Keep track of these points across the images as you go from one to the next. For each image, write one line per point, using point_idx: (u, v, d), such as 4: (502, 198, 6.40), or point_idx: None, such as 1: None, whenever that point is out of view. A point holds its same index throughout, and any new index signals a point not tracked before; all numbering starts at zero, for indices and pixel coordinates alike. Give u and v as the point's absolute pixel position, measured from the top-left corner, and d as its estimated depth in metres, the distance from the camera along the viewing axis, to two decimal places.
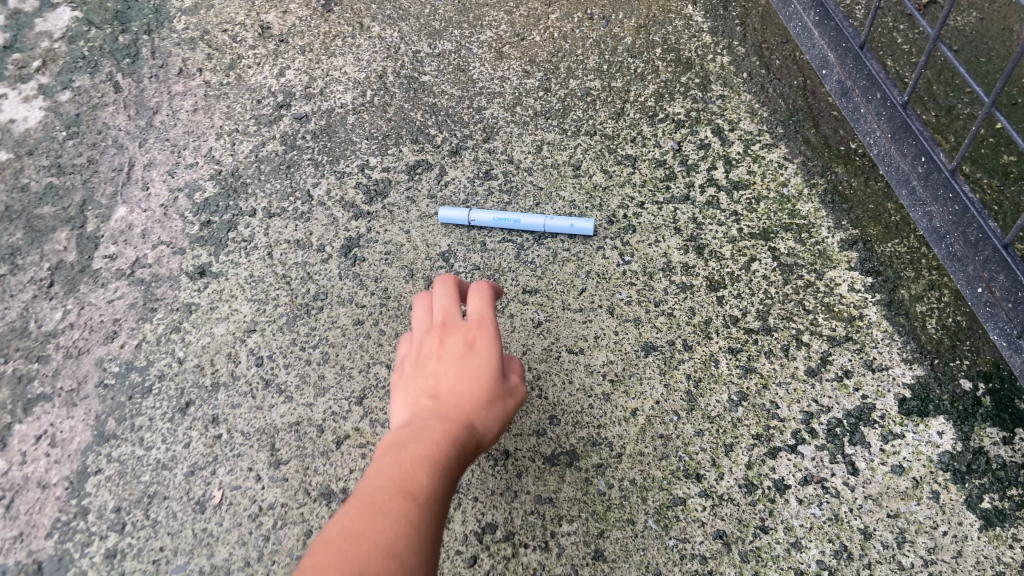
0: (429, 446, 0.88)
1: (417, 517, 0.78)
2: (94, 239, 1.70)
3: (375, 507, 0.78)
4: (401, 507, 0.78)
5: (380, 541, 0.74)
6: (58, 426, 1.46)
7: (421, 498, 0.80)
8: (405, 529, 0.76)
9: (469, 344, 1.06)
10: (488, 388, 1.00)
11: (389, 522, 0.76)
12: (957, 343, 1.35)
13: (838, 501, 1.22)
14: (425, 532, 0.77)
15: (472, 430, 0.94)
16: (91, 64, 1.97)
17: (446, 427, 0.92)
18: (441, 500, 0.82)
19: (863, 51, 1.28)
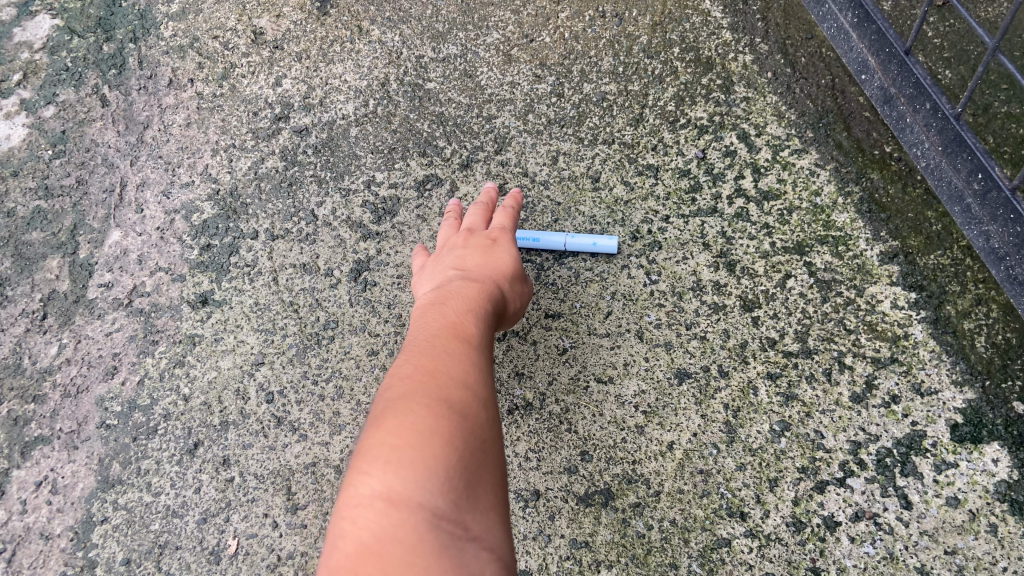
0: (466, 311, 1.14)
1: (472, 354, 1.04)
2: (87, 266, 1.61)
3: (434, 369, 0.98)
4: (451, 362, 1.00)
5: (448, 378, 0.96)
6: (59, 471, 1.38)
7: (469, 346, 1.05)
8: (464, 371, 0.99)
9: (494, 240, 1.36)
10: (510, 268, 1.31)
11: (447, 369, 0.98)
12: (1008, 362, 1.28)
13: (892, 539, 1.16)
14: (479, 369, 1.02)
15: (496, 297, 1.24)
16: (75, 77, 1.86)
17: (479, 295, 1.20)
18: (482, 345, 1.08)
19: (909, 58, 1.22)
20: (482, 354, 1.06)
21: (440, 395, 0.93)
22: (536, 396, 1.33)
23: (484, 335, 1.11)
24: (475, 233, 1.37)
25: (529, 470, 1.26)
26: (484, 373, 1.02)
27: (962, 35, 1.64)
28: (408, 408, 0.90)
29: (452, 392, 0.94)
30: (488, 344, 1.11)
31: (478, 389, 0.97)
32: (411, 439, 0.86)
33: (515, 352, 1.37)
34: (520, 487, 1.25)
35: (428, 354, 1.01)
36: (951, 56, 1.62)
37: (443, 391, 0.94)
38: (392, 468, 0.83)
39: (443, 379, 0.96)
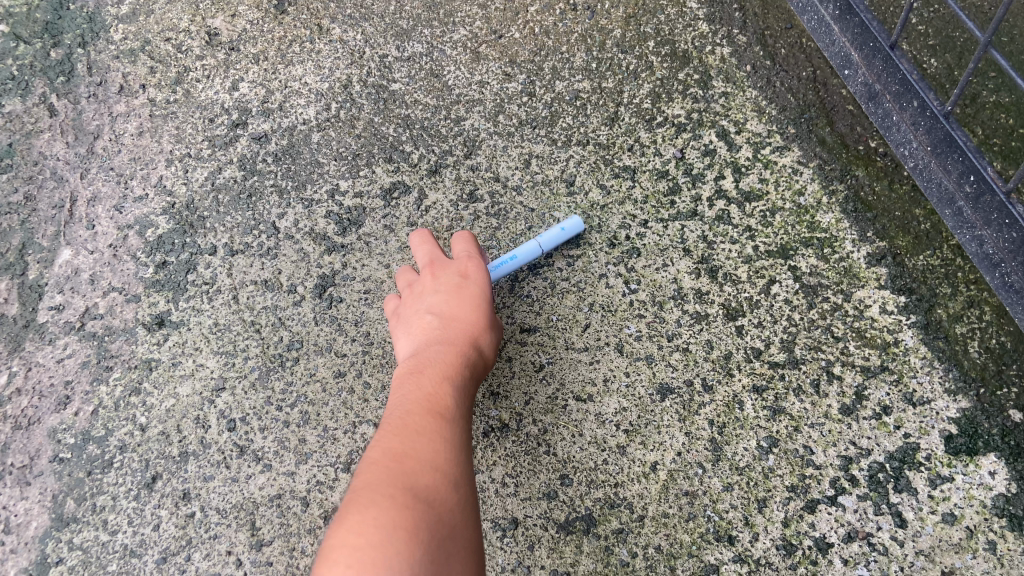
0: (444, 376, 1.06)
1: (446, 430, 0.97)
2: (37, 289, 1.52)
3: (403, 454, 0.90)
4: (423, 445, 0.92)
5: (418, 467, 0.89)
6: (11, 509, 1.30)
7: (444, 422, 0.98)
8: (436, 455, 0.92)
9: (470, 282, 1.24)
10: (489, 320, 1.21)
11: (417, 455, 0.91)
12: (1003, 368, 1.23)
13: (887, 560, 1.11)
14: (454, 449, 0.95)
15: (475, 355, 1.14)
16: (20, 85, 1.76)
17: (457, 355, 1.11)
18: (457, 418, 1.01)
19: (895, 52, 1.15)
20: (458, 431, 0.98)
21: (407, 487, 0.86)
22: (512, 417, 1.26)
23: (461, 405, 1.04)
24: (448, 275, 1.26)
25: (506, 497, 1.20)
26: (459, 455, 0.95)
27: (947, 21, 1.58)
28: (374, 500, 0.82)
29: (420, 482, 0.87)
30: (465, 415, 1.03)
31: (449, 476, 0.90)
32: (376, 535, 0.78)
33: (489, 370, 1.30)
34: (497, 516, 1.19)
35: (398, 435, 0.94)
36: (936, 43, 1.56)
37: (410, 482, 0.87)
38: (358, 567, 0.74)
39: (412, 468, 0.89)
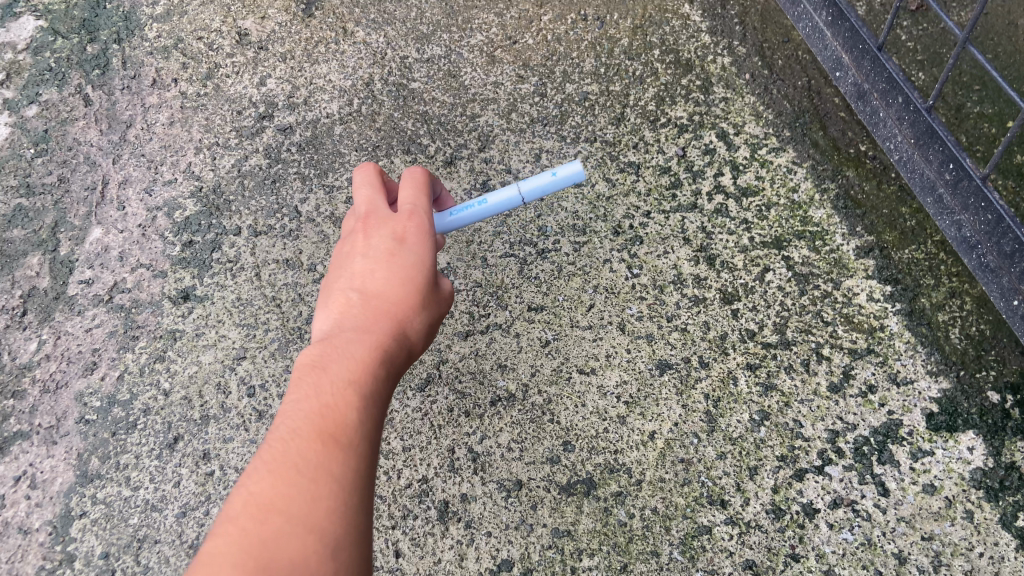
0: (351, 382, 0.87)
1: (336, 464, 0.80)
2: (68, 263, 1.59)
3: (270, 509, 0.75)
4: (300, 493, 0.77)
5: (286, 529, 0.74)
6: (38, 466, 1.36)
7: (340, 450, 0.81)
8: (316, 504, 0.77)
9: (406, 248, 0.99)
10: (427, 296, 0.98)
11: (292, 508, 0.76)
12: (982, 353, 1.31)
13: (870, 525, 1.17)
14: (343, 487, 0.79)
15: (399, 348, 0.94)
16: (58, 77, 1.86)
17: (375, 350, 0.91)
18: (359, 440, 0.83)
19: (882, 55, 1.28)
20: (356, 459, 0.82)
21: (265, 566, 0.72)
22: (519, 388, 1.33)
23: (368, 418, 0.86)
24: (382, 233, 1.00)
25: (512, 460, 1.27)
26: (348, 495, 0.79)
27: (934, 38, 1.68)
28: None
29: (282, 554, 0.73)
30: (373, 427, 0.86)
31: (328, 534, 0.76)
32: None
33: (498, 344, 1.38)
34: (502, 477, 1.25)
35: (274, 476, 0.78)
36: (924, 58, 1.65)
37: (270, 554, 0.73)
38: None
39: (279, 531, 0.74)
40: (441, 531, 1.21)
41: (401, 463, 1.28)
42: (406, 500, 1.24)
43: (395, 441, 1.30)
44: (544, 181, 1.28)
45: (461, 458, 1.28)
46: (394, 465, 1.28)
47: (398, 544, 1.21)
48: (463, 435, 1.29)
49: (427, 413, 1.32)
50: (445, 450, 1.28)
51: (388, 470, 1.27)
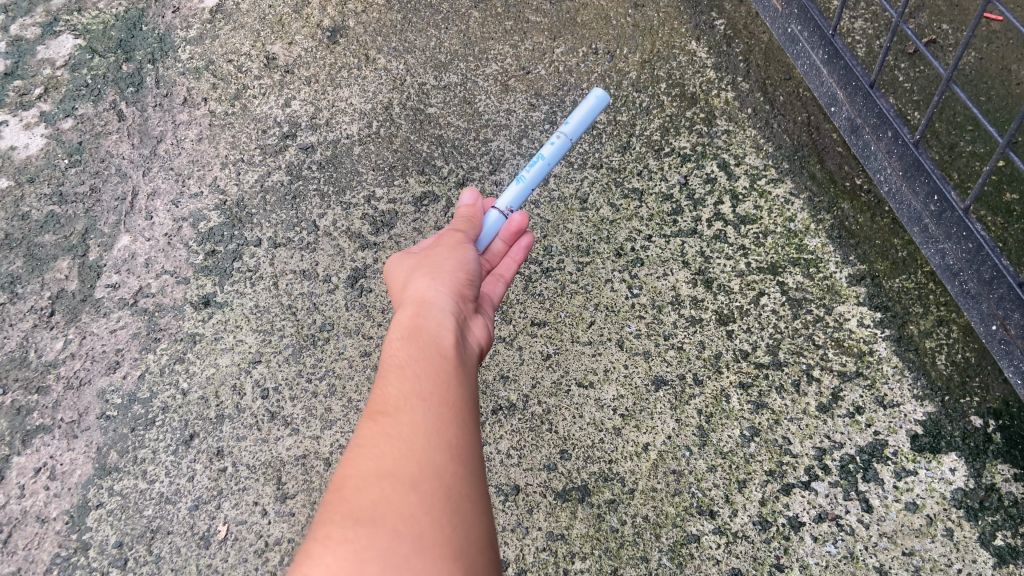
0: (395, 362, 0.91)
1: (390, 425, 0.82)
2: (95, 268, 1.66)
3: (345, 480, 0.78)
4: (367, 456, 0.79)
5: (362, 485, 0.76)
6: (58, 458, 1.42)
7: (393, 412, 0.84)
8: (383, 459, 0.78)
9: (408, 273, 1.16)
10: (436, 274, 1.10)
11: (362, 470, 0.78)
12: (966, 380, 1.36)
13: (853, 539, 1.22)
14: (410, 436, 0.80)
15: (436, 313, 1.00)
16: (94, 93, 1.96)
17: (411, 324, 0.98)
18: (409, 396, 0.85)
19: (873, 91, 1.41)
20: (416, 410, 0.83)
21: (348, 517, 0.73)
22: (520, 398, 1.39)
23: (421, 374, 0.88)
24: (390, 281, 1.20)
25: (510, 466, 1.32)
26: (415, 441, 0.80)
27: (930, 79, 1.75)
28: (314, 550, 0.71)
29: (363, 505, 0.74)
30: (432, 378, 0.88)
31: (403, 475, 0.77)
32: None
33: (501, 356, 1.44)
34: (501, 482, 1.31)
35: (346, 459, 0.81)
36: (920, 99, 1.72)
37: (353, 507, 0.74)
38: None
39: (355, 489, 0.76)
40: None
41: None
42: None
43: None
44: (581, 112, 1.46)
45: None
46: None
47: None
48: None
49: None
50: None
51: None
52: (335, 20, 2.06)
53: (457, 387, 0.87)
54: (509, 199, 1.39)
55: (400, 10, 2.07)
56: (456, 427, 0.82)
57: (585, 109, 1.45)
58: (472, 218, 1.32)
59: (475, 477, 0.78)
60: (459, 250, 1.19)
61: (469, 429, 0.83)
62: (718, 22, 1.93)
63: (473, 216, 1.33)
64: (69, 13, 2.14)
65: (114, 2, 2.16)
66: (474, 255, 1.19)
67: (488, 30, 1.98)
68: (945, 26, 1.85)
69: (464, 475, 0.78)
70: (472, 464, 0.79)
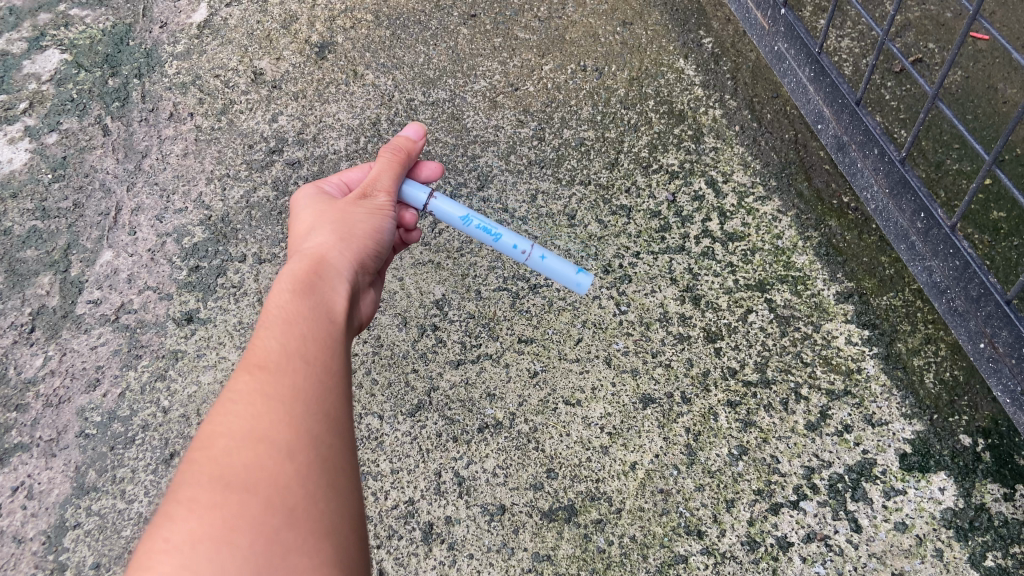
0: (283, 320, 0.94)
1: (269, 383, 0.85)
2: (77, 284, 1.64)
3: (215, 437, 0.80)
4: (240, 415, 0.82)
5: (234, 445, 0.79)
6: (36, 477, 1.39)
7: (274, 370, 0.87)
8: (259, 420, 0.81)
9: (311, 219, 1.18)
10: (337, 233, 1.13)
11: (234, 430, 0.81)
12: (955, 398, 1.35)
13: (842, 560, 1.20)
14: (289, 399, 0.84)
15: (327, 280, 1.04)
16: (79, 108, 1.94)
17: (302, 285, 1.01)
18: (292, 359, 0.88)
19: (859, 108, 1.42)
20: (296, 373, 0.87)
21: (217, 477, 0.77)
22: (506, 416, 1.38)
23: (307, 339, 0.92)
24: (293, 219, 1.21)
25: (496, 485, 1.30)
26: (293, 407, 0.83)
27: (917, 98, 1.76)
28: (178, 512, 0.74)
29: (235, 468, 0.77)
30: (314, 346, 0.92)
31: (279, 440, 0.80)
32: (188, 555, 0.71)
33: (488, 373, 1.43)
34: (486, 501, 1.29)
35: (215, 413, 0.84)
36: (906, 117, 1.73)
37: (224, 468, 0.77)
38: None
39: (225, 449, 0.79)
40: (425, 552, 1.25)
41: (389, 485, 1.32)
42: (393, 520, 1.28)
43: (385, 463, 1.34)
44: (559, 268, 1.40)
45: (447, 482, 1.31)
46: (382, 487, 1.31)
47: (381, 564, 1.24)
48: (450, 460, 1.33)
49: (416, 437, 1.36)
50: (432, 473, 1.32)
51: (377, 491, 1.31)
52: (324, 36, 2.06)
53: (336, 358, 0.92)
54: (443, 208, 1.37)
55: (389, 26, 2.07)
56: (335, 398, 0.87)
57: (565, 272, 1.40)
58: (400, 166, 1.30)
59: (346, 449, 0.84)
60: (379, 215, 1.21)
61: (344, 400, 0.88)
62: (705, 40, 1.95)
63: (399, 158, 1.29)
64: (56, 28, 2.13)
65: (100, 17, 2.16)
66: (390, 226, 1.22)
67: (476, 47, 1.99)
68: (932, 46, 1.86)
69: (336, 446, 0.83)
70: (344, 435, 0.85)
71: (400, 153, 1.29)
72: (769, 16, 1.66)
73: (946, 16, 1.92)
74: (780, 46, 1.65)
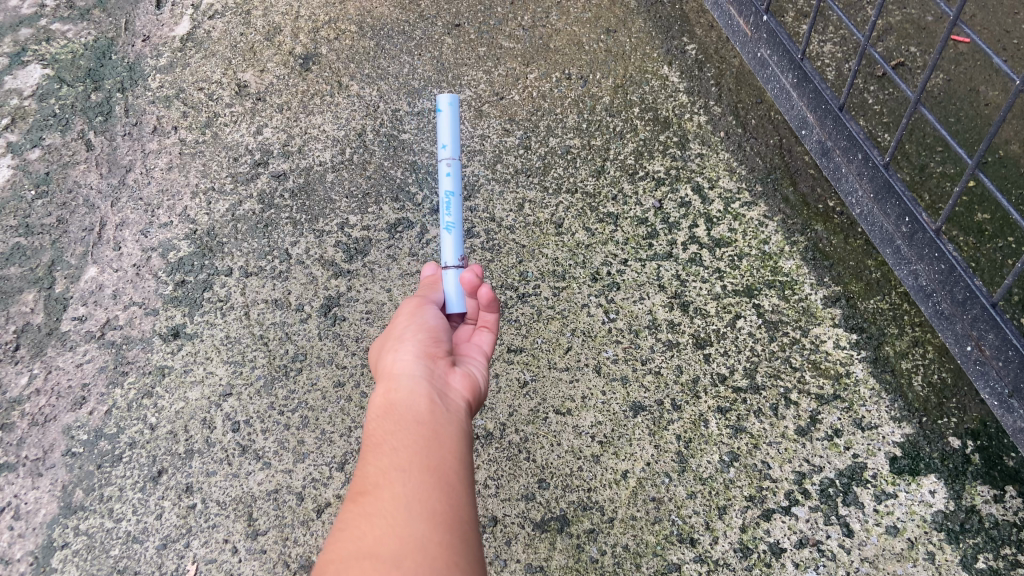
0: (373, 437, 0.86)
1: (371, 501, 0.77)
2: (62, 300, 1.62)
3: (326, 566, 0.72)
4: (346, 539, 0.74)
5: (344, 571, 0.70)
6: (22, 497, 1.37)
7: (372, 488, 0.79)
8: (364, 540, 0.73)
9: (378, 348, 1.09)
10: (400, 342, 1.05)
11: (342, 557, 0.72)
12: (943, 401, 1.35)
13: (836, 565, 1.20)
14: (393, 513, 0.75)
15: (405, 380, 0.95)
16: (61, 123, 1.93)
17: (385, 398, 0.92)
18: (388, 470, 0.80)
19: (842, 114, 1.43)
20: (396, 483, 0.79)
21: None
22: (497, 427, 1.37)
23: (401, 449, 0.83)
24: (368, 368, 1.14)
25: (487, 497, 1.29)
26: (396, 518, 0.75)
27: (899, 101, 1.77)
28: None
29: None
30: (411, 449, 0.83)
31: (388, 553, 0.71)
32: None
33: None
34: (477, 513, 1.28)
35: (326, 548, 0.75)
36: (890, 121, 1.74)
37: None
38: None
39: (336, 573, 0.70)
40: None
41: None
42: None
43: None
44: (439, 127, 1.28)
45: None
46: None
47: None
48: None
49: None
50: None
51: None
52: (308, 48, 2.06)
53: (441, 455, 0.83)
54: (450, 250, 1.28)
55: (374, 37, 2.06)
56: (443, 497, 0.78)
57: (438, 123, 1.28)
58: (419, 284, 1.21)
59: (466, 546, 0.74)
60: (418, 313, 1.13)
61: (456, 497, 0.78)
62: (689, 47, 1.95)
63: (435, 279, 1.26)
64: (38, 43, 2.12)
65: (83, 31, 2.15)
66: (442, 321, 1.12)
67: (461, 57, 1.99)
68: (913, 49, 1.88)
69: (452, 545, 0.73)
70: (457, 531, 0.75)
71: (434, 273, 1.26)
72: (750, 23, 1.67)
73: (927, 20, 1.94)
74: (762, 52, 1.66)
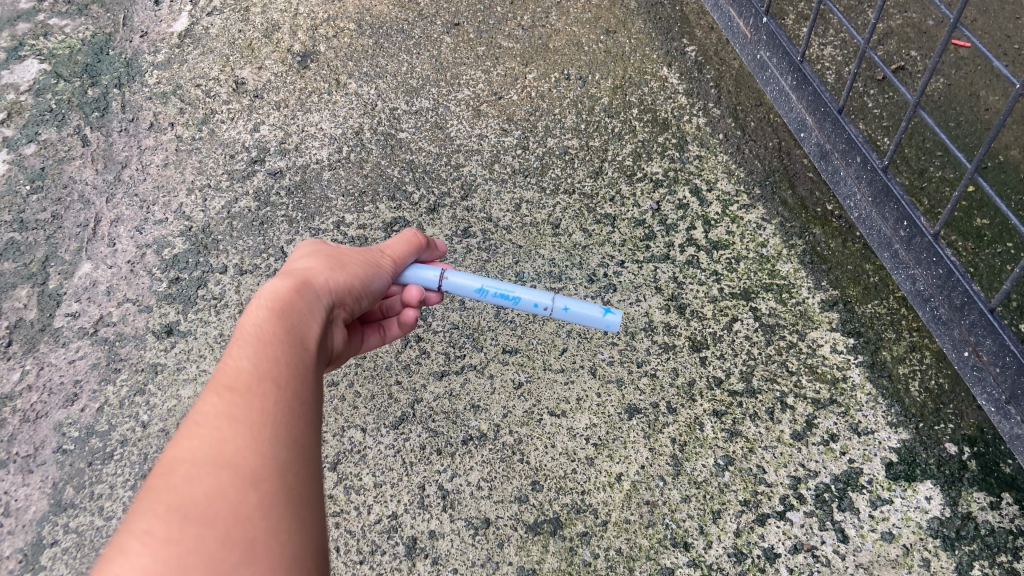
0: (256, 337, 0.88)
1: (238, 404, 0.80)
2: (56, 296, 1.61)
3: (176, 464, 0.75)
4: (204, 438, 0.77)
5: (196, 473, 0.73)
6: (12, 494, 1.36)
7: (242, 392, 0.82)
8: (223, 445, 0.76)
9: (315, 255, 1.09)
10: (334, 269, 1.06)
11: (197, 455, 0.75)
12: (940, 406, 1.35)
13: (830, 570, 1.19)
14: (256, 428, 0.79)
15: (309, 309, 0.97)
16: (58, 118, 1.92)
17: (282, 304, 0.94)
18: (263, 380, 0.83)
19: (841, 117, 1.42)
20: (266, 397, 0.82)
21: (176, 503, 0.71)
22: (491, 428, 1.36)
23: (280, 362, 0.86)
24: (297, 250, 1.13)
25: (480, 499, 1.28)
26: (259, 433, 0.78)
27: (899, 105, 1.77)
28: (132, 546, 0.67)
29: (196, 498, 0.72)
30: (287, 370, 0.86)
31: (244, 465, 0.75)
32: None
33: (472, 384, 1.42)
34: (470, 515, 1.27)
35: (179, 438, 0.78)
36: (889, 124, 1.73)
37: (183, 498, 0.71)
38: None
39: (187, 473, 0.73)
40: (409, 567, 1.23)
41: (372, 499, 1.30)
42: (376, 535, 1.26)
43: (368, 477, 1.32)
44: (585, 305, 1.31)
45: (431, 495, 1.30)
46: (365, 501, 1.30)
47: None
48: (434, 473, 1.32)
49: (400, 449, 1.35)
50: (416, 486, 1.30)
51: (360, 505, 1.29)
52: (306, 45, 2.05)
53: (310, 385, 0.87)
54: (457, 281, 1.29)
55: (372, 35, 2.06)
56: (304, 425, 0.82)
57: (588, 306, 1.31)
58: (412, 244, 1.24)
59: (315, 478, 0.79)
60: (375, 269, 1.15)
61: (313, 428, 0.83)
62: (688, 49, 1.95)
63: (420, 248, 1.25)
64: (35, 38, 2.11)
65: (81, 26, 2.14)
66: (381, 284, 1.16)
67: (460, 56, 1.98)
68: (913, 53, 1.87)
69: (305, 474, 0.78)
70: (310, 461, 0.80)
71: (420, 238, 1.25)
72: (750, 25, 1.67)
73: (928, 24, 1.93)
74: (762, 55, 1.65)
